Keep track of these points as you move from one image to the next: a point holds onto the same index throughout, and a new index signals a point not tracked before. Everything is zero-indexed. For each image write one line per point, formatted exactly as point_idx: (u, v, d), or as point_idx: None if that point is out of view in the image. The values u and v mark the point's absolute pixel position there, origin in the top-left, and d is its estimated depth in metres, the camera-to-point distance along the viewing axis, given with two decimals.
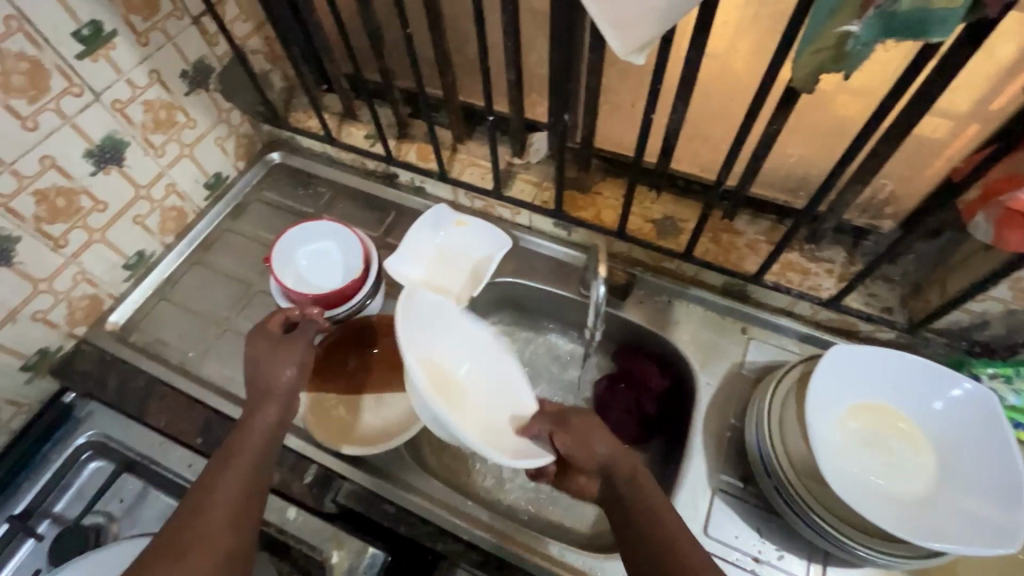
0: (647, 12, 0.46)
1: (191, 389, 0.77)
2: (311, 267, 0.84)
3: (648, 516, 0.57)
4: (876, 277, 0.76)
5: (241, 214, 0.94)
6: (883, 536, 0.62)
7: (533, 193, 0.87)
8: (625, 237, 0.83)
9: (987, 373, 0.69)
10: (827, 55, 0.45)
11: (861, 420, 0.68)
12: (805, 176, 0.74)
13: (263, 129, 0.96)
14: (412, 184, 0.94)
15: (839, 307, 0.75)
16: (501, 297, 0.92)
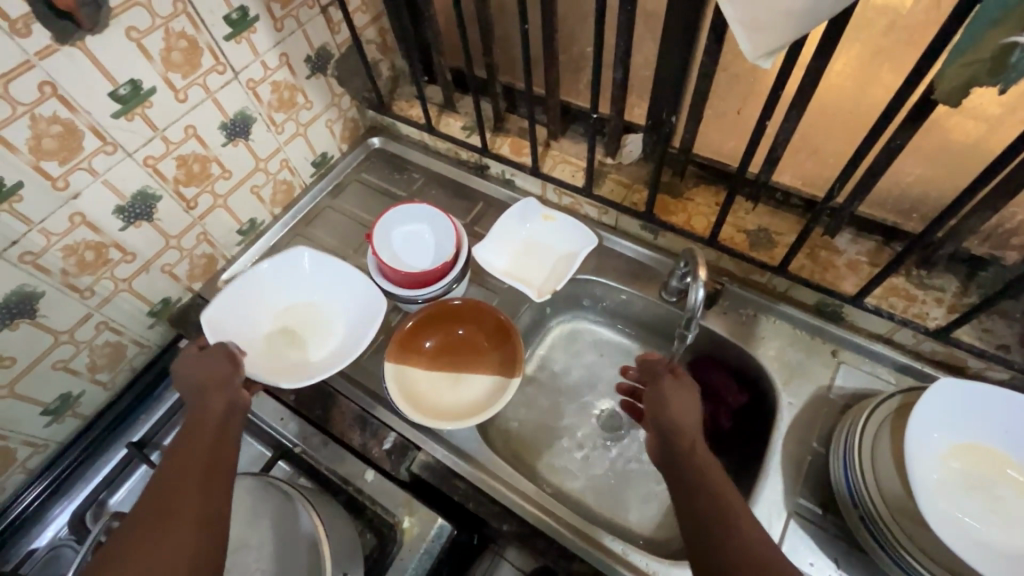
0: (782, 12, 0.43)
1: None
2: (404, 248, 0.86)
3: (710, 495, 0.53)
4: (992, 312, 0.70)
5: (340, 192, 1.01)
6: None
7: (623, 194, 0.84)
8: (716, 245, 0.78)
9: None
10: (984, 68, 0.40)
11: (961, 457, 0.60)
12: (922, 197, 0.69)
13: (368, 115, 1.03)
14: (502, 176, 0.96)
15: (948, 340, 0.68)
16: (589, 293, 0.89)
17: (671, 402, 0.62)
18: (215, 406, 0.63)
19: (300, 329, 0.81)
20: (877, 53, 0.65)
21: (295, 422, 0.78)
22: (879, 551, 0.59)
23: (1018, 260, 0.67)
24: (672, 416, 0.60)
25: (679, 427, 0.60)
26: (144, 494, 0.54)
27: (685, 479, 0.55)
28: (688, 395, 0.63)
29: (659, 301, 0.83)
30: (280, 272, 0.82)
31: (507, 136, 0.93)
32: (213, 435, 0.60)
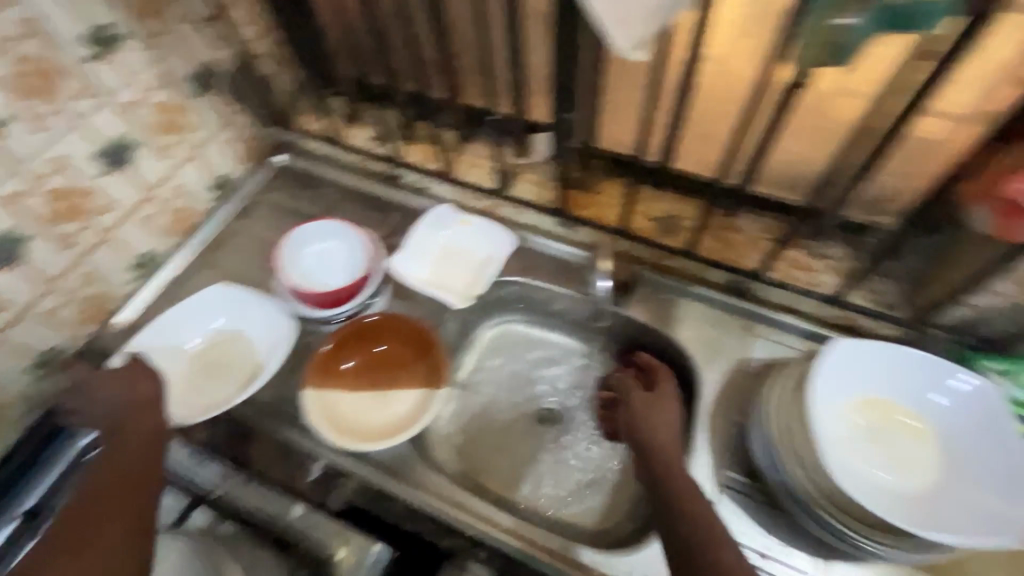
0: (650, 7, 0.46)
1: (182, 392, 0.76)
2: (314, 267, 0.83)
3: (688, 514, 0.55)
4: (878, 274, 0.75)
5: (247, 216, 0.96)
6: (893, 531, 0.58)
7: (537, 193, 0.87)
8: (624, 232, 0.82)
9: (992, 368, 0.66)
10: (824, 50, 0.44)
11: (864, 411, 0.65)
12: (806, 173, 0.74)
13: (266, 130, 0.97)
14: (410, 183, 0.92)
15: (840, 302, 0.74)
16: (510, 296, 0.85)
17: (654, 418, 0.64)
18: (143, 425, 0.62)
19: (209, 370, 0.77)
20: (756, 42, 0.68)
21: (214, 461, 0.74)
22: (798, 510, 0.62)
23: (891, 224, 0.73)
24: (655, 429, 0.62)
25: (656, 445, 0.61)
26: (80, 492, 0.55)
27: (663, 493, 0.58)
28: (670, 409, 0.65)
29: (580, 295, 0.80)
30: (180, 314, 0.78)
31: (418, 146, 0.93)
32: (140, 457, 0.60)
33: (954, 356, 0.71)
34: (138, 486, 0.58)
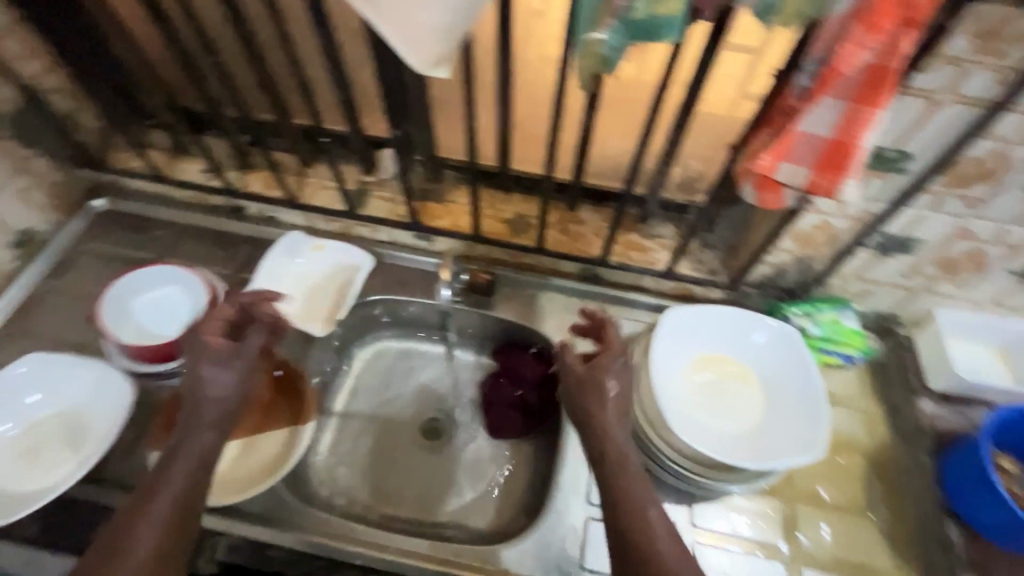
0: (428, 27, 0.44)
1: (16, 476, 0.68)
2: (146, 316, 0.76)
3: (632, 514, 0.51)
4: (701, 246, 0.84)
5: (65, 271, 0.85)
6: (728, 471, 0.66)
7: (388, 210, 0.87)
8: (482, 238, 0.84)
9: (794, 312, 0.78)
10: (593, 61, 0.46)
11: (705, 364, 0.74)
12: (619, 162, 0.83)
13: (80, 175, 0.88)
14: (262, 214, 0.90)
15: (674, 277, 0.82)
16: (382, 313, 0.88)
17: (592, 392, 0.58)
18: (200, 437, 0.53)
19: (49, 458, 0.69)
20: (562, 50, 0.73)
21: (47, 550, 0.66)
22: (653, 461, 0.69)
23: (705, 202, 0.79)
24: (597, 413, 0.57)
25: (608, 429, 0.56)
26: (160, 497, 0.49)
27: (611, 489, 0.53)
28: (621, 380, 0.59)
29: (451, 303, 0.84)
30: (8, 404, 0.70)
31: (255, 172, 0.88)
32: (198, 462, 0.52)
33: (765, 306, 0.83)
34: (187, 499, 0.50)
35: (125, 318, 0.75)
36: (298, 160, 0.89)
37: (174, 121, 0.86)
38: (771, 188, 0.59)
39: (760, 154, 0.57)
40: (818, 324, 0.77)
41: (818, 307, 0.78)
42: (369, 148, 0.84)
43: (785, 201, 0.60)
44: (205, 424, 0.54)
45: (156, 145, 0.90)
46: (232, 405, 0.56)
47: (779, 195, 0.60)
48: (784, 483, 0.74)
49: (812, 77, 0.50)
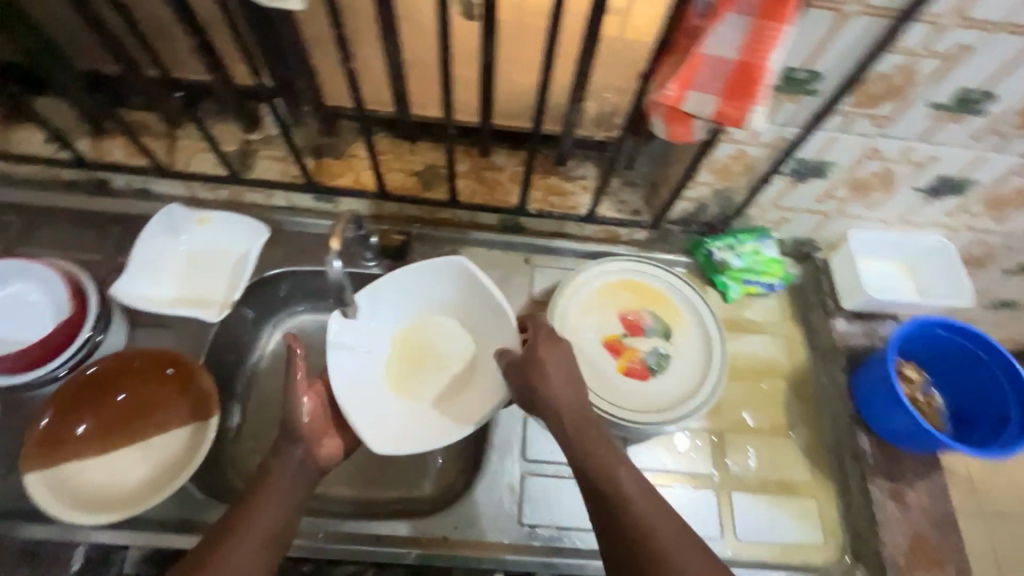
0: None
1: (110, 471, 0.70)
2: (199, 265, 0.85)
3: (598, 472, 0.62)
4: (732, 192, 0.84)
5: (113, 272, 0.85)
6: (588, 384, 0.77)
7: (435, 187, 0.91)
8: (531, 212, 0.91)
9: (717, 246, 0.91)
10: None
11: (648, 303, 0.86)
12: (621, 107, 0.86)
13: (117, 181, 0.89)
14: (313, 206, 0.92)
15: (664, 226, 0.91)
16: None
17: (554, 359, 0.69)
18: (287, 462, 0.65)
19: (149, 446, 0.72)
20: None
21: (153, 528, 0.67)
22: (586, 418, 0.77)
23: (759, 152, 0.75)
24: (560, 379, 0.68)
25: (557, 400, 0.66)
26: (245, 518, 0.60)
27: (587, 461, 0.63)
28: (560, 352, 0.70)
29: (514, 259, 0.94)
30: (99, 395, 0.73)
31: (320, 158, 0.90)
32: (285, 500, 0.63)
33: (720, 241, 0.92)
34: (277, 527, 0.61)
35: (212, 280, 0.84)
36: (359, 141, 0.91)
37: (215, 114, 0.89)
38: (739, 95, 0.52)
39: (666, 85, 0.54)
40: (737, 255, 0.90)
41: (736, 239, 0.90)
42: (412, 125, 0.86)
43: (696, 134, 0.59)
44: (292, 444, 0.66)
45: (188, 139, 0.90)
46: (311, 451, 0.67)
47: (690, 128, 0.58)
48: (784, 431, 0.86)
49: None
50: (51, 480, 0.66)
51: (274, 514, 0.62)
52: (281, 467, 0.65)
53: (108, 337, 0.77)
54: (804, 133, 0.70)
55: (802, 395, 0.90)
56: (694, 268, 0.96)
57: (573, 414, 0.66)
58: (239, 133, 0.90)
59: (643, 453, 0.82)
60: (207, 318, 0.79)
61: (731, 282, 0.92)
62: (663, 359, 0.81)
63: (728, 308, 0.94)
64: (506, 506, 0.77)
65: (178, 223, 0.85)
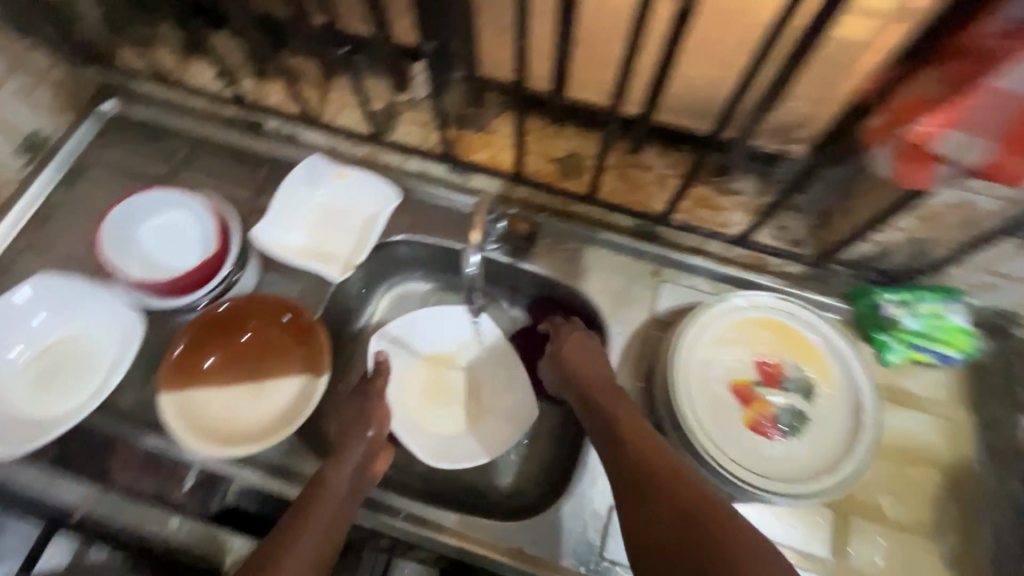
0: None
1: (228, 405, 0.74)
2: (328, 216, 0.86)
3: (629, 433, 0.63)
4: (929, 241, 0.70)
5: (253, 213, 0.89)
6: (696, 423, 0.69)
7: (573, 177, 0.84)
8: (673, 222, 0.82)
9: (889, 299, 0.77)
10: None
11: (794, 351, 0.75)
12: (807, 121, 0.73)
13: (269, 124, 0.92)
14: (444, 176, 0.90)
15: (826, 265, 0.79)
16: (548, 291, 0.88)
17: (580, 353, 0.73)
18: (341, 476, 0.65)
19: (263, 389, 0.76)
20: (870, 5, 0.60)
21: (259, 469, 0.71)
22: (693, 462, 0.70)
23: (990, 203, 0.60)
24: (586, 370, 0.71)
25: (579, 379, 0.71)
26: (298, 522, 0.60)
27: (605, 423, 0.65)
28: (583, 344, 0.74)
29: (640, 270, 0.85)
30: (228, 330, 0.77)
31: (460, 128, 0.86)
32: (335, 517, 0.62)
33: (894, 294, 0.77)
34: (325, 543, 0.60)
35: (338, 236, 0.85)
36: (503, 117, 0.87)
37: (368, 70, 0.88)
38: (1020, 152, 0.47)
39: (919, 120, 0.49)
40: (914, 315, 0.75)
41: (916, 296, 0.76)
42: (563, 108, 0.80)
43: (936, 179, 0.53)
44: (351, 454, 0.66)
45: (338, 91, 0.90)
46: (364, 464, 0.67)
47: (930, 172, 0.52)
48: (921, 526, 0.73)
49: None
50: (181, 403, 0.71)
51: (321, 529, 0.60)
52: (336, 480, 0.64)
53: (242, 276, 0.81)
54: None
55: (958, 495, 0.75)
56: (849, 318, 0.82)
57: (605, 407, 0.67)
58: (387, 92, 0.88)
59: (749, 516, 0.72)
60: (331, 275, 0.80)
61: (895, 344, 0.77)
62: (799, 422, 0.71)
63: (885, 372, 0.80)
64: (587, 534, 0.72)
65: (318, 175, 0.86)
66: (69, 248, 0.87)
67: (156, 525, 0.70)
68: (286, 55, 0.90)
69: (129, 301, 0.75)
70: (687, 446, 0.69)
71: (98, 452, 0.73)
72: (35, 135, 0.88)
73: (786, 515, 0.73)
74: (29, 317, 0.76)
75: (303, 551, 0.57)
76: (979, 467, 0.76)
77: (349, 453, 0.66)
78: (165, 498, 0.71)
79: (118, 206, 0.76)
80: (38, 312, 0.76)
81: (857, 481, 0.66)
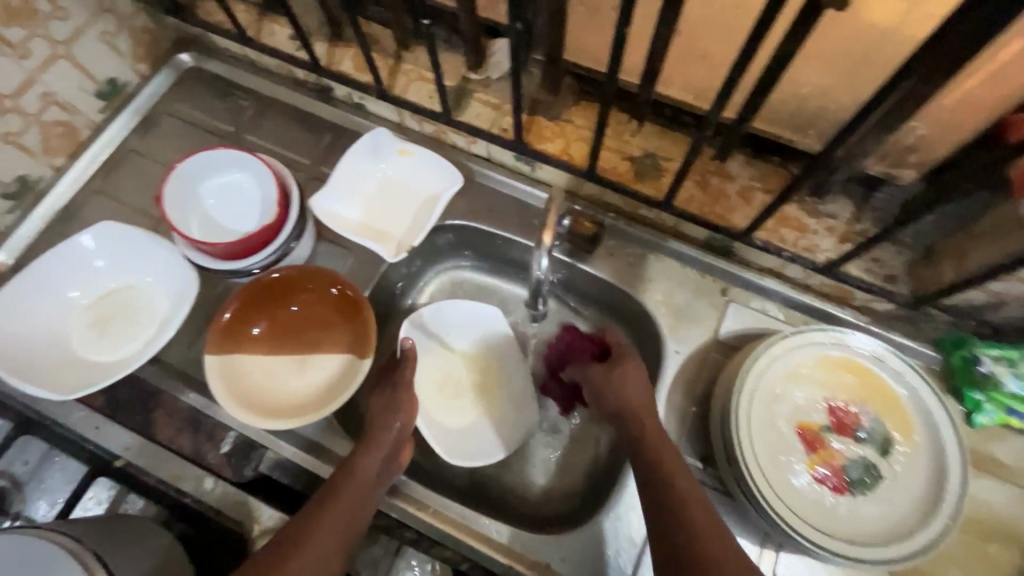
0: None
1: (271, 374, 0.74)
2: (386, 196, 0.83)
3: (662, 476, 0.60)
4: None
5: (313, 181, 0.87)
6: (750, 463, 0.63)
7: (650, 179, 0.78)
8: (754, 240, 0.75)
9: (992, 356, 0.69)
10: None
11: (873, 400, 0.68)
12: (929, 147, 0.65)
13: (337, 91, 0.89)
14: (510, 164, 0.85)
15: (923, 308, 0.70)
16: (605, 295, 0.83)
17: (628, 379, 0.67)
18: (371, 463, 0.63)
19: (307, 362, 0.75)
20: None
21: (294, 443, 0.71)
22: (744, 503, 0.65)
23: None
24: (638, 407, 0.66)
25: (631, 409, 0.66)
26: (319, 508, 0.59)
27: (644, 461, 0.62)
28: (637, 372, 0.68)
29: (708, 287, 0.80)
30: (279, 299, 0.76)
31: (533, 114, 0.81)
32: (360, 504, 0.60)
33: (998, 350, 0.69)
34: (349, 528, 0.59)
35: (396, 215, 0.82)
36: (581, 107, 0.81)
37: (444, 43, 0.84)
38: None
39: None
40: (1016, 377, 0.67)
41: (1023, 355, 0.67)
42: (649, 105, 0.74)
43: None
44: (382, 439, 0.64)
45: (410, 63, 0.86)
46: (391, 457, 0.65)
47: None
48: None
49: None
50: (225, 368, 0.71)
51: (343, 519, 0.58)
52: (365, 467, 0.62)
53: (298, 246, 0.78)
54: None
55: None
56: (937, 368, 0.75)
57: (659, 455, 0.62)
58: (460, 69, 0.84)
59: (798, 568, 0.67)
60: (385, 256, 0.77)
61: (990, 406, 0.70)
62: (870, 477, 0.64)
63: (971, 434, 0.72)
64: (618, 559, 0.68)
65: (382, 149, 0.83)
66: (135, 197, 0.88)
67: (191, 484, 0.70)
68: (363, 21, 0.86)
69: (184, 260, 0.75)
70: (743, 487, 0.64)
71: (144, 404, 0.74)
72: (113, 82, 0.88)
73: (840, 573, 0.67)
74: (91, 263, 0.77)
75: (322, 540, 0.57)
76: None
77: (382, 438, 0.64)
78: (202, 458, 0.71)
79: (189, 159, 0.76)
80: (98, 259, 0.77)
81: (929, 553, 0.60)
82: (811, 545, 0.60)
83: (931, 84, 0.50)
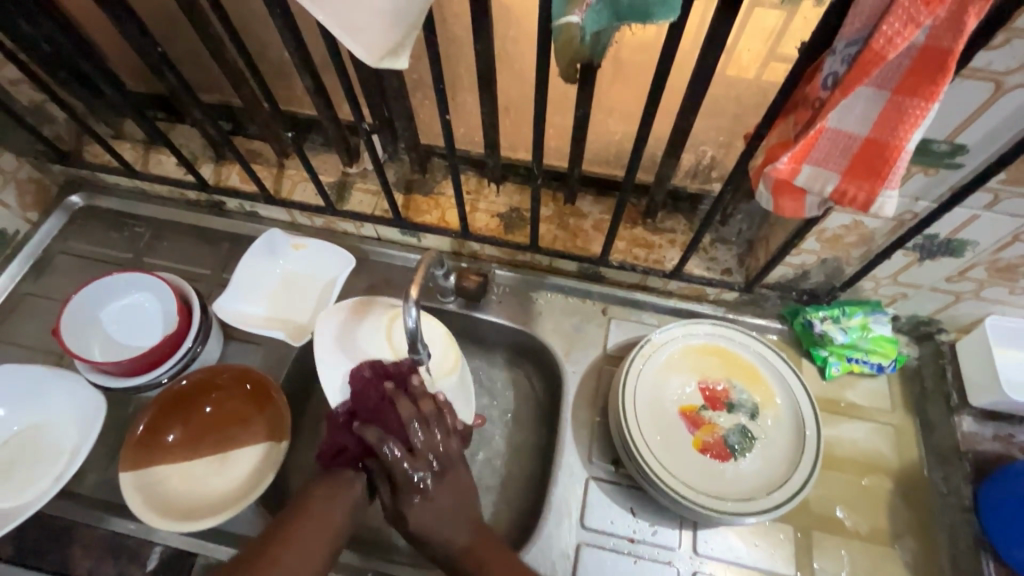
0: (374, 16, 0.46)
1: (187, 481, 0.75)
2: (286, 289, 0.89)
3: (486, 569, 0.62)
4: (839, 260, 0.76)
5: (216, 287, 0.93)
6: (642, 453, 0.72)
7: (518, 227, 0.90)
8: (612, 262, 0.87)
9: (820, 317, 0.83)
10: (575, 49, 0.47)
11: (735, 374, 0.79)
12: (719, 165, 0.82)
13: (227, 204, 0.97)
14: (397, 240, 0.95)
15: (755, 290, 0.84)
16: (505, 340, 0.93)
17: (445, 497, 0.64)
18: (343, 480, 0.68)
19: (226, 458, 0.77)
20: (754, 59, 0.69)
21: (222, 542, 0.71)
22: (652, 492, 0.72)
23: (879, 223, 0.67)
24: (442, 531, 0.63)
25: (443, 542, 0.63)
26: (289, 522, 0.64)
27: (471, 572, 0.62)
28: (442, 486, 0.64)
29: (590, 309, 0.91)
30: (194, 401, 0.79)
31: (408, 193, 0.93)
32: (327, 520, 0.64)
33: (825, 310, 0.83)
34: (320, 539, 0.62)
35: (300, 302, 0.88)
36: (448, 179, 0.94)
37: (322, 147, 0.95)
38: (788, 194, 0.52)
39: (779, 158, 0.51)
40: (842, 330, 0.81)
41: (841, 312, 0.81)
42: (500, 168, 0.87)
43: (809, 209, 0.54)
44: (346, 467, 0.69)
45: (292, 167, 0.96)
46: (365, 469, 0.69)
47: (802, 203, 0.54)
48: (875, 535, 0.75)
49: (844, 65, 0.45)
50: (139, 483, 0.71)
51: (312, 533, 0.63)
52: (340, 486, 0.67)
53: (206, 349, 0.82)
54: (937, 204, 0.62)
55: (912, 499, 0.78)
56: (788, 337, 0.88)
57: (482, 558, 0.63)
58: (339, 165, 0.95)
59: (713, 541, 0.74)
60: (292, 342, 0.83)
61: (833, 358, 0.83)
62: (747, 440, 0.74)
63: (827, 386, 0.84)
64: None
65: (277, 247, 0.90)
66: (34, 337, 0.90)
67: None
68: (245, 140, 0.97)
69: (87, 386, 0.77)
70: (645, 475, 0.71)
71: (62, 539, 0.73)
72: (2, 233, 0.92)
73: (750, 535, 0.74)
74: None
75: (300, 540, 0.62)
76: (928, 469, 0.79)
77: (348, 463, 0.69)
78: None
79: (84, 289, 0.80)
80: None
81: (806, 492, 0.69)
82: (714, 514, 0.68)
83: (685, 119, 0.65)
